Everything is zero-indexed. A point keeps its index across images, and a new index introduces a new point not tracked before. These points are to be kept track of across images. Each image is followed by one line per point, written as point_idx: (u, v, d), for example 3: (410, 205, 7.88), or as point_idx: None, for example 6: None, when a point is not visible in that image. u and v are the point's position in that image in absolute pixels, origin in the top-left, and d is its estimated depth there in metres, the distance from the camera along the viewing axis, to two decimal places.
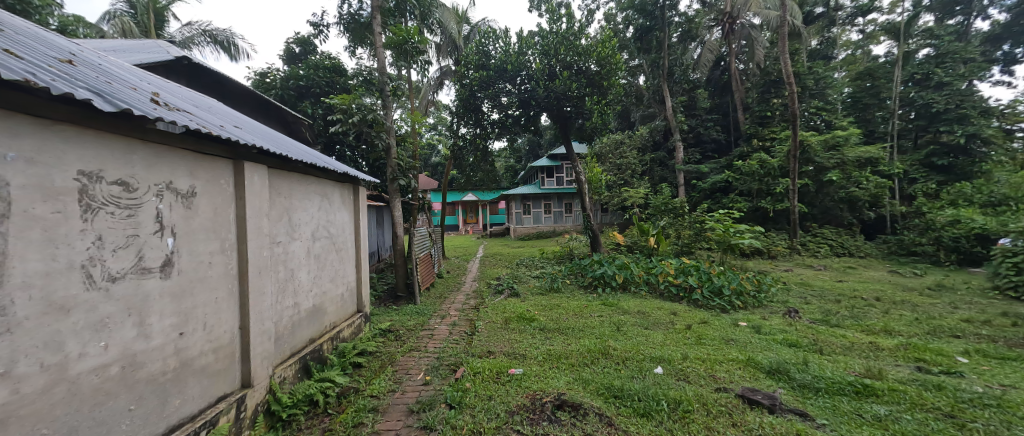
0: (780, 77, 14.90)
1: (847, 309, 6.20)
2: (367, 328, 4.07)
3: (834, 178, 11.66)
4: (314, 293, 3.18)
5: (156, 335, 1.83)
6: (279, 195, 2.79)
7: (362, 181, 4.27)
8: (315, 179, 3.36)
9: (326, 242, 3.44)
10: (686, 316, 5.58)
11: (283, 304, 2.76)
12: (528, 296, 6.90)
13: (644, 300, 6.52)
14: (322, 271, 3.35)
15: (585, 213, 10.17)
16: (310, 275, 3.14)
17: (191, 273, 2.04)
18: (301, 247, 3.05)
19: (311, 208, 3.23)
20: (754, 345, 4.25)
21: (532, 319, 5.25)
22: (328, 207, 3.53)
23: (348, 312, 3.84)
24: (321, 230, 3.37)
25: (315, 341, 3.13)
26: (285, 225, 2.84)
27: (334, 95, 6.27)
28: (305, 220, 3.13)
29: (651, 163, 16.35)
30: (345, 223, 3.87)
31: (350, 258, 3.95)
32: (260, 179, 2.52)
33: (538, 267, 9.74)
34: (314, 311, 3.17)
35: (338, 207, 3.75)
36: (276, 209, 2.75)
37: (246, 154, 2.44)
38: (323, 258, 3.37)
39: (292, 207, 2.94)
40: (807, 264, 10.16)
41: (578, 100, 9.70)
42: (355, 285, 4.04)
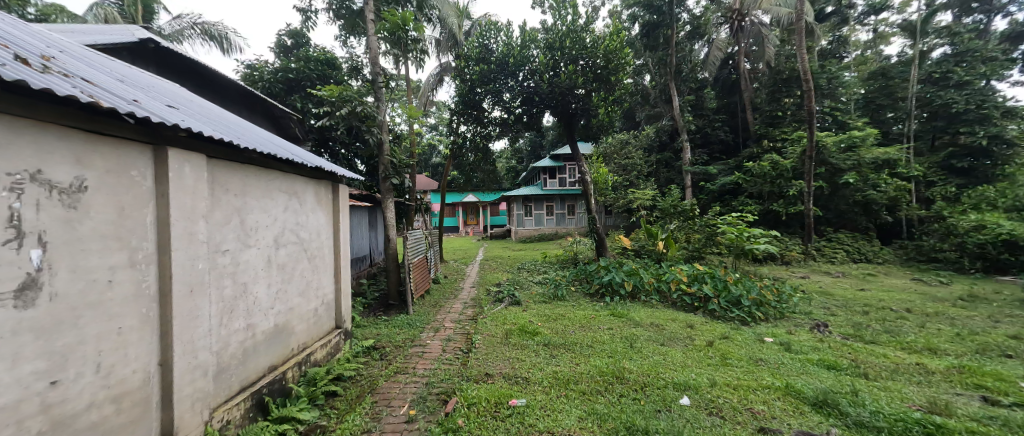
0: (791, 77, 14.40)
1: (878, 323, 5.69)
2: (347, 346, 3.61)
3: (850, 180, 11.16)
4: (276, 311, 2.72)
5: (4, 390, 1.35)
6: (226, 192, 2.33)
7: (344, 178, 3.80)
8: (280, 174, 2.89)
9: (295, 249, 2.99)
10: (705, 329, 5.10)
11: (230, 328, 2.30)
12: (530, 304, 6.41)
13: (656, 311, 6.02)
14: (289, 285, 2.90)
15: (590, 215, 9.65)
16: (270, 290, 2.68)
17: (74, 298, 1.56)
18: (259, 257, 2.60)
19: (275, 210, 2.77)
20: (787, 367, 3.76)
21: (535, 333, 4.73)
22: (299, 208, 3.08)
23: (322, 330, 3.38)
24: (288, 236, 2.92)
25: (276, 369, 2.67)
26: (234, 229, 2.38)
27: (321, 86, 5.75)
28: (265, 224, 2.66)
29: (657, 164, 15.87)
30: (321, 226, 3.41)
31: (326, 268, 3.49)
32: (192, 172, 2.06)
33: (540, 272, 9.23)
34: (274, 332, 2.70)
35: (312, 208, 3.28)
36: (221, 211, 2.29)
37: (169, 137, 1.97)
38: (290, 269, 2.92)
39: (245, 208, 2.48)
40: (824, 271, 9.66)
41: (584, 96, 9.21)
42: (333, 298, 3.59)
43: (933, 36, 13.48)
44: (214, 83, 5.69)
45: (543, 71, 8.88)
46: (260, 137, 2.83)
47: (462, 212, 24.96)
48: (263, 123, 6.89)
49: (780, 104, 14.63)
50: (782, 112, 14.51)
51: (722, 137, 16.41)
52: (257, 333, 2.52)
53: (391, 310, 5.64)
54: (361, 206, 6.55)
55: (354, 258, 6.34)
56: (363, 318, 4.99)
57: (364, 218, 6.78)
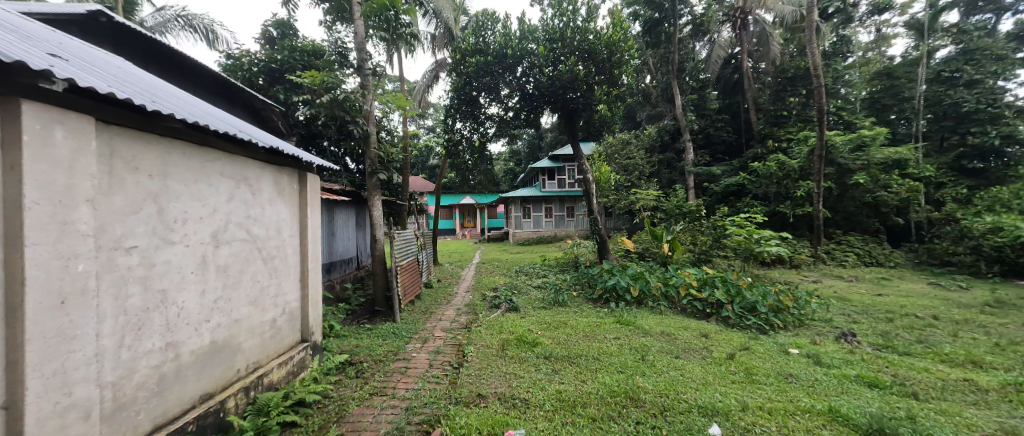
0: (797, 75, 14.04)
1: (906, 331, 5.24)
2: (316, 362, 3.18)
3: (861, 180, 10.77)
4: (211, 325, 2.30)
5: None
6: (132, 170, 1.88)
7: (311, 165, 3.35)
8: (221, 154, 2.44)
9: (240, 248, 2.56)
10: (722, 339, 4.65)
11: (138, 348, 1.87)
12: (529, 311, 5.93)
13: (665, 318, 5.56)
14: (232, 291, 2.48)
15: (592, 216, 9.18)
16: (204, 298, 2.27)
17: None
18: (188, 256, 2.18)
19: (213, 198, 2.35)
20: (824, 385, 3.30)
21: (536, 344, 4.23)
22: (249, 198, 2.66)
23: (283, 345, 2.94)
24: (232, 232, 2.50)
25: (213, 397, 2.26)
26: (146, 220, 1.94)
27: (302, 72, 5.23)
28: (196, 214, 2.23)
29: (659, 164, 15.45)
30: (282, 221, 2.99)
31: (288, 271, 3.05)
32: (67, 136, 1.59)
33: (539, 276, 8.74)
34: (210, 352, 2.28)
35: (268, 199, 2.84)
36: (130, 198, 1.86)
37: (30, 84, 1.52)
38: (234, 272, 2.50)
39: (165, 193, 2.04)
40: (836, 275, 9.23)
41: (586, 91, 8.73)
42: (298, 305, 3.18)
43: (942, 35, 13.15)
44: (185, 68, 5.21)
45: (543, 64, 8.42)
46: (195, 110, 2.40)
47: (459, 214, 24.47)
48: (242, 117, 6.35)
49: (786, 103, 14.25)
50: (788, 111, 14.11)
51: (724, 137, 16.04)
52: (182, 352, 2.10)
53: (376, 318, 5.16)
54: (346, 203, 6.07)
55: (338, 261, 5.85)
56: (344, 327, 4.51)
57: (349, 217, 6.29)
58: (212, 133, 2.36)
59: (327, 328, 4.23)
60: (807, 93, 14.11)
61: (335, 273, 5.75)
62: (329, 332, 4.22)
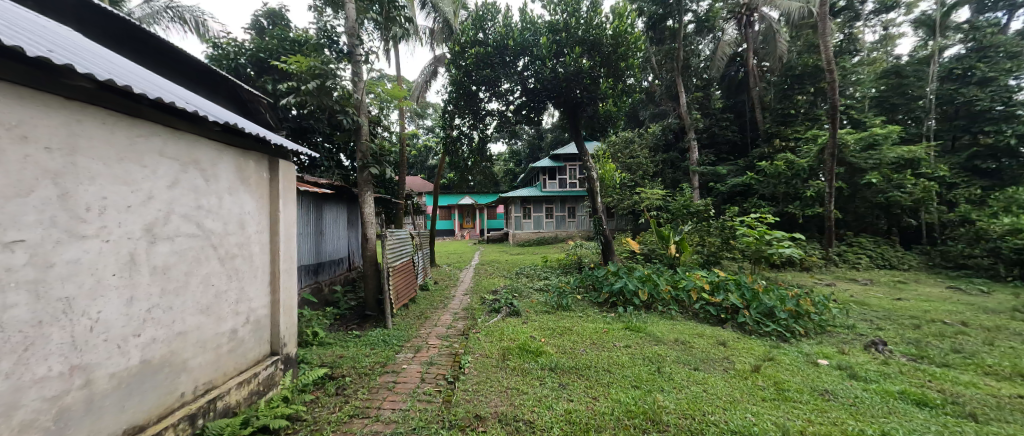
0: (804, 72, 13.71)
1: (937, 339, 4.86)
2: (286, 379, 2.84)
3: (873, 180, 10.41)
4: (141, 341, 1.92)
5: None
6: (16, 140, 1.50)
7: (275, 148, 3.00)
8: (156, 130, 2.08)
9: (182, 244, 2.18)
10: (741, 347, 4.29)
11: (25, 375, 1.48)
12: (531, 315, 5.57)
13: (677, 324, 5.19)
14: (172, 298, 2.11)
15: (596, 215, 8.81)
16: (132, 307, 1.88)
17: None
18: (108, 254, 1.79)
19: (146, 183, 1.99)
20: (867, 404, 2.91)
21: (540, 354, 3.85)
22: (196, 184, 2.30)
23: (240, 361, 2.58)
24: (174, 226, 2.14)
25: (144, 430, 1.89)
26: (37, 206, 1.54)
27: (288, 59, 4.86)
28: (119, 200, 1.85)
29: (663, 164, 15.09)
30: (238, 212, 2.62)
31: (246, 272, 2.68)
32: None
33: (542, 278, 8.35)
34: (138, 374, 1.90)
35: (218, 186, 2.47)
36: (15, 179, 1.48)
37: None
38: (175, 274, 2.13)
39: (69, 173, 1.65)
40: (849, 278, 8.87)
41: (591, 84, 8.35)
42: (261, 312, 2.83)
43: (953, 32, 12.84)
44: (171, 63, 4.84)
45: (545, 56, 8.07)
46: (124, 74, 2.04)
47: (458, 214, 24.10)
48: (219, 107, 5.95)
49: (793, 101, 13.92)
50: (795, 110, 13.76)
51: (729, 136, 15.71)
52: (97, 376, 1.72)
53: (368, 322, 4.78)
54: (336, 199, 5.73)
55: (327, 261, 5.49)
56: (331, 334, 4.13)
57: (341, 214, 5.94)
58: (147, 102, 2.03)
59: (310, 335, 3.85)
60: (815, 91, 13.78)
61: (325, 274, 5.39)
62: (312, 340, 3.85)
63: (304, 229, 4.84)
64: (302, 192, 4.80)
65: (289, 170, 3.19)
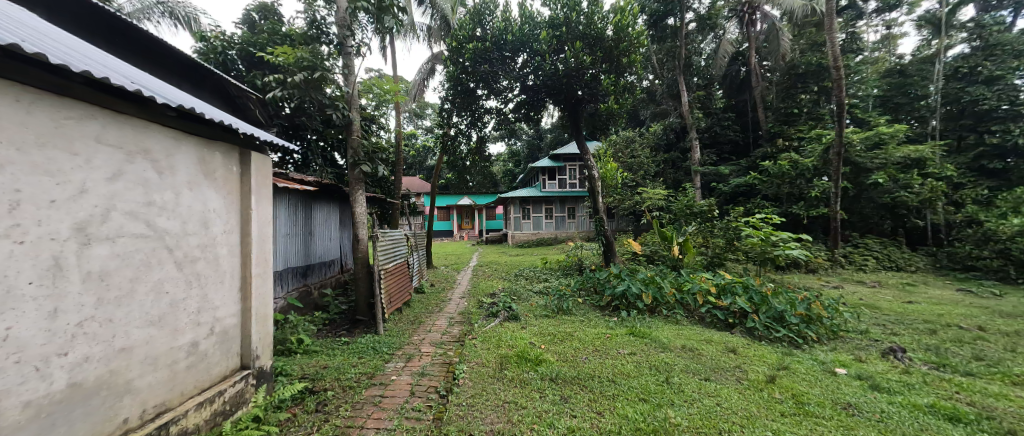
0: (808, 71, 13.50)
1: (957, 346, 4.63)
2: (257, 397, 2.66)
3: (880, 179, 10.18)
4: (65, 363, 1.66)
5: None
6: None
7: (242, 138, 2.76)
8: (92, 115, 1.83)
9: (125, 246, 1.92)
10: (751, 355, 4.06)
11: None
12: (530, 320, 5.32)
13: (683, 329, 4.96)
14: (113, 309, 1.85)
15: (597, 216, 8.57)
16: (54, 323, 1.63)
17: None
18: (24, 260, 1.54)
19: (78, 175, 1.73)
20: (896, 421, 2.66)
21: (540, 363, 3.61)
22: (146, 176, 2.06)
23: (200, 378, 2.34)
24: (117, 224, 1.89)
25: None
26: None
27: (274, 50, 4.58)
28: (37, 195, 1.59)
29: (664, 164, 14.85)
30: (196, 209, 2.36)
31: (207, 276, 2.43)
32: None
33: (541, 281, 8.10)
34: (62, 402, 1.65)
35: (174, 179, 2.22)
36: None
37: None
38: (118, 281, 1.88)
39: None
40: (857, 280, 8.65)
41: (592, 79, 8.07)
42: (224, 321, 2.57)
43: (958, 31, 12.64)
44: (154, 53, 4.60)
45: (545, 51, 7.81)
46: (53, 47, 1.81)
47: (457, 215, 23.87)
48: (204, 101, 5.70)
49: (796, 100, 13.71)
50: (798, 109, 13.54)
51: (731, 136, 15.51)
52: (3, 406, 1.47)
53: (358, 328, 4.54)
54: (326, 198, 5.49)
55: (318, 264, 5.25)
56: (318, 341, 3.90)
57: (332, 214, 5.70)
58: (79, 79, 1.80)
59: (295, 343, 3.61)
60: (819, 90, 13.57)
61: (314, 277, 5.14)
62: (296, 348, 3.61)
63: (292, 230, 4.60)
64: (290, 190, 4.56)
65: (261, 164, 2.95)
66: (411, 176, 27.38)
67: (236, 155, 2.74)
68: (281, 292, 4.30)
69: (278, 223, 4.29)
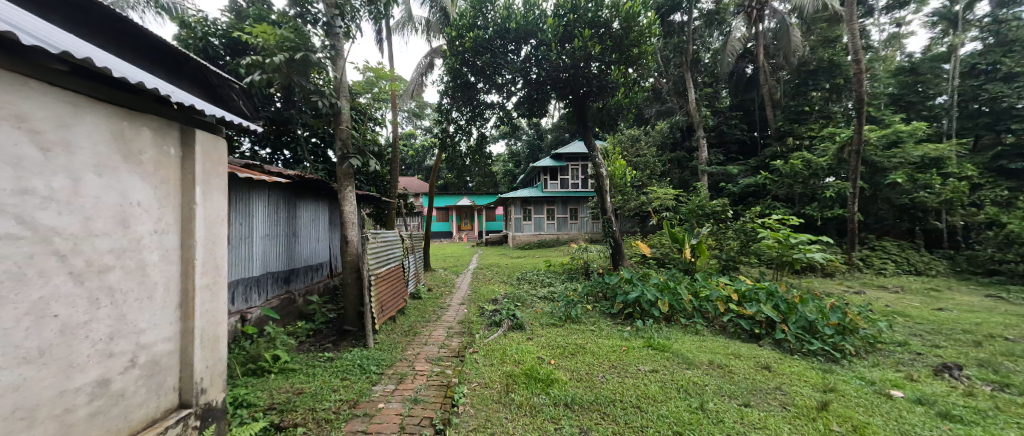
0: (819, 68, 13.06)
1: (1010, 360, 4.17)
2: None
3: (899, 179, 9.75)
4: None
5: None
6: None
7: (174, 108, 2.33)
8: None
9: None
10: (787, 373, 3.60)
11: None
12: (537, 329, 4.87)
13: (706, 341, 4.50)
14: None
15: (604, 216, 8.09)
16: None
17: None
18: None
19: None
20: None
21: (552, 384, 3.13)
22: (23, 154, 1.59)
23: (108, 420, 1.87)
24: None
25: None
26: None
27: (254, 31, 4.07)
28: None
29: (670, 164, 14.41)
30: (106, 203, 1.88)
31: (123, 288, 1.95)
32: None
33: (545, 285, 7.62)
34: None
35: (68, 161, 1.74)
36: None
37: None
38: None
39: None
40: (877, 285, 8.21)
41: (601, 69, 7.58)
42: (150, 348, 2.09)
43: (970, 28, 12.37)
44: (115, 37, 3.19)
45: (550, 41, 7.34)
46: None
47: (456, 216, 23.40)
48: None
49: (807, 98, 13.28)
50: (810, 107, 13.09)
51: (738, 135, 15.10)
52: None
53: (346, 339, 4.07)
54: (313, 195, 5.04)
55: (303, 267, 4.80)
56: (299, 357, 3.43)
57: (319, 212, 5.25)
58: None
59: (270, 360, 3.14)
60: (830, 87, 13.12)
61: (299, 282, 4.70)
62: (272, 367, 3.13)
63: (273, 231, 4.14)
64: (270, 186, 4.11)
65: (208, 147, 2.51)
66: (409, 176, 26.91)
67: (174, 135, 2.31)
68: (259, 300, 3.86)
69: (255, 223, 3.83)
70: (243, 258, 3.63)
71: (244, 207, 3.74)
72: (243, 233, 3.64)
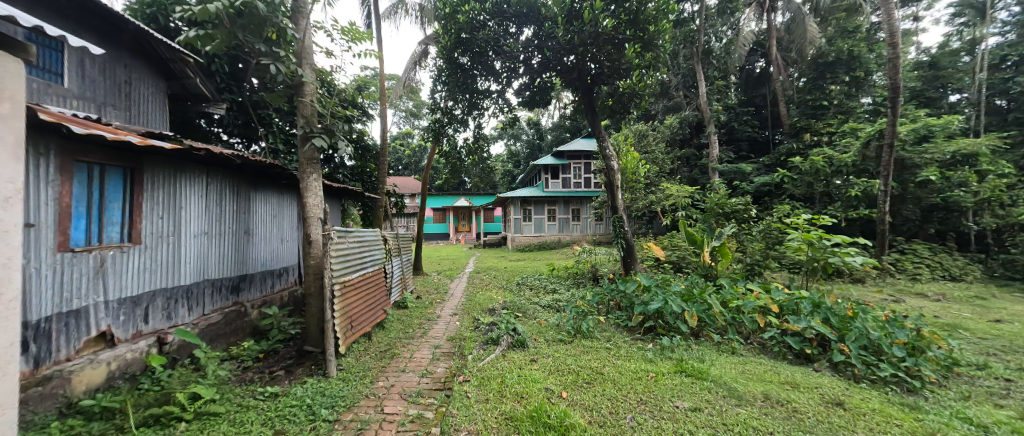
0: (838, 60, 12.32)
1: None
2: None
3: (932, 176, 8.98)
4: None
5: None
6: None
7: None
8: None
9: None
10: (869, 415, 2.77)
11: None
12: (541, 347, 4.07)
13: (748, 364, 3.71)
14: None
15: (614, 215, 7.29)
16: None
17: None
18: None
19: None
20: None
21: (567, 434, 2.31)
22: None
23: None
24: None
25: None
26: None
27: None
28: None
29: (679, 162, 13.61)
30: None
31: None
32: None
33: (549, 293, 6.78)
34: None
35: None
36: None
37: None
38: None
39: None
40: (914, 292, 7.40)
41: (612, 51, 6.79)
42: None
43: (992, 20, 11.94)
44: None
45: (553, 16, 6.52)
46: None
47: (454, 218, 22.60)
48: (92, 38, 4.08)
49: (825, 91, 12.53)
50: (827, 102, 12.32)
51: (750, 132, 14.36)
52: None
53: (303, 363, 3.24)
54: (274, 185, 4.36)
55: (260, 273, 4.11)
56: (232, 393, 2.59)
57: (284, 205, 4.57)
58: None
59: (183, 403, 2.28)
60: (849, 80, 12.32)
61: (254, 292, 4.02)
62: (186, 412, 2.27)
63: (217, 228, 3.49)
64: (210, 172, 3.44)
65: None
66: (406, 176, 26.09)
67: None
68: (190, 316, 3.21)
69: (184, 218, 3.17)
70: (164, 262, 2.99)
71: (173, 199, 3.10)
72: (163, 230, 2.98)
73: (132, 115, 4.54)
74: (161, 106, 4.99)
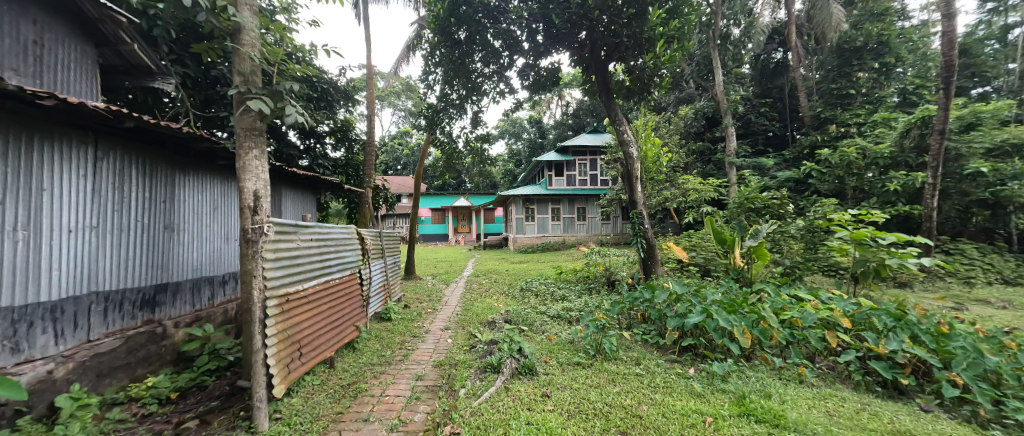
0: (865, 45, 11.41)
1: None
2: None
3: (983, 168, 8.04)
4: None
5: None
6: None
7: None
8: None
9: None
10: None
11: None
12: (554, 375, 3.15)
13: (830, 402, 2.79)
14: None
15: (631, 211, 6.37)
16: None
17: None
18: None
19: None
20: None
21: None
22: None
23: None
24: None
25: None
26: None
27: None
28: None
29: (693, 156, 12.73)
30: None
31: None
32: None
33: (558, 300, 5.85)
34: None
35: None
36: None
37: None
38: None
39: None
40: (974, 298, 6.43)
41: (628, 22, 5.88)
42: None
43: None
44: None
45: None
46: None
47: (453, 218, 21.75)
48: None
49: (852, 80, 11.63)
50: (854, 91, 11.42)
51: (767, 125, 13.49)
52: None
53: (228, 409, 2.38)
54: (194, 172, 3.70)
55: (177, 281, 3.47)
56: None
57: (211, 197, 3.94)
58: None
59: None
60: (877, 67, 11.42)
61: (174, 307, 3.43)
62: None
63: (100, 223, 2.82)
64: (91, 153, 2.77)
65: None
66: (405, 175, 25.25)
67: None
68: (57, 345, 2.50)
69: (47, 208, 2.49)
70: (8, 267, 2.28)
71: (29, 182, 2.41)
72: (8, 222, 2.29)
73: (41, 85, 3.59)
74: (81, 75, 4.03)
